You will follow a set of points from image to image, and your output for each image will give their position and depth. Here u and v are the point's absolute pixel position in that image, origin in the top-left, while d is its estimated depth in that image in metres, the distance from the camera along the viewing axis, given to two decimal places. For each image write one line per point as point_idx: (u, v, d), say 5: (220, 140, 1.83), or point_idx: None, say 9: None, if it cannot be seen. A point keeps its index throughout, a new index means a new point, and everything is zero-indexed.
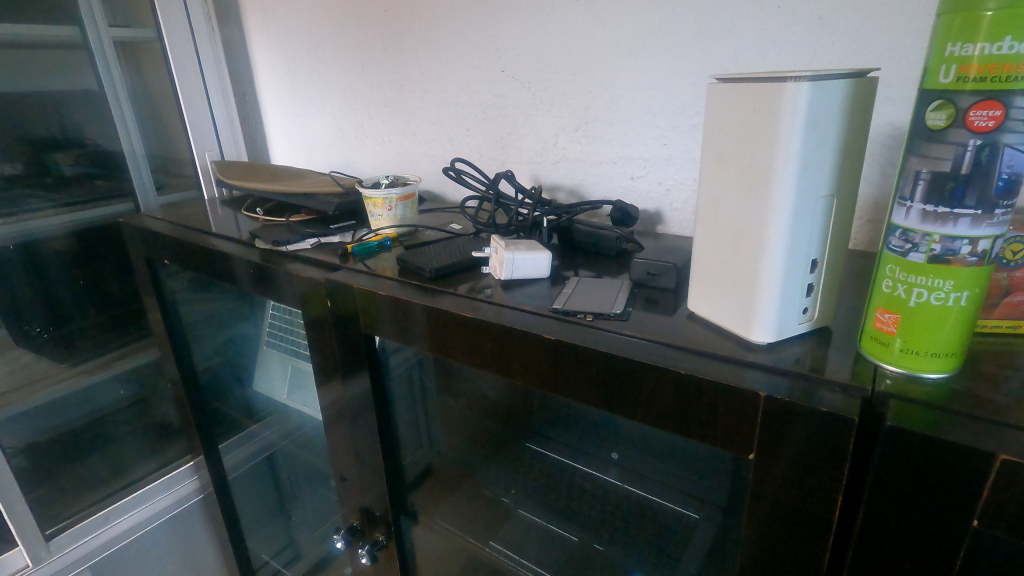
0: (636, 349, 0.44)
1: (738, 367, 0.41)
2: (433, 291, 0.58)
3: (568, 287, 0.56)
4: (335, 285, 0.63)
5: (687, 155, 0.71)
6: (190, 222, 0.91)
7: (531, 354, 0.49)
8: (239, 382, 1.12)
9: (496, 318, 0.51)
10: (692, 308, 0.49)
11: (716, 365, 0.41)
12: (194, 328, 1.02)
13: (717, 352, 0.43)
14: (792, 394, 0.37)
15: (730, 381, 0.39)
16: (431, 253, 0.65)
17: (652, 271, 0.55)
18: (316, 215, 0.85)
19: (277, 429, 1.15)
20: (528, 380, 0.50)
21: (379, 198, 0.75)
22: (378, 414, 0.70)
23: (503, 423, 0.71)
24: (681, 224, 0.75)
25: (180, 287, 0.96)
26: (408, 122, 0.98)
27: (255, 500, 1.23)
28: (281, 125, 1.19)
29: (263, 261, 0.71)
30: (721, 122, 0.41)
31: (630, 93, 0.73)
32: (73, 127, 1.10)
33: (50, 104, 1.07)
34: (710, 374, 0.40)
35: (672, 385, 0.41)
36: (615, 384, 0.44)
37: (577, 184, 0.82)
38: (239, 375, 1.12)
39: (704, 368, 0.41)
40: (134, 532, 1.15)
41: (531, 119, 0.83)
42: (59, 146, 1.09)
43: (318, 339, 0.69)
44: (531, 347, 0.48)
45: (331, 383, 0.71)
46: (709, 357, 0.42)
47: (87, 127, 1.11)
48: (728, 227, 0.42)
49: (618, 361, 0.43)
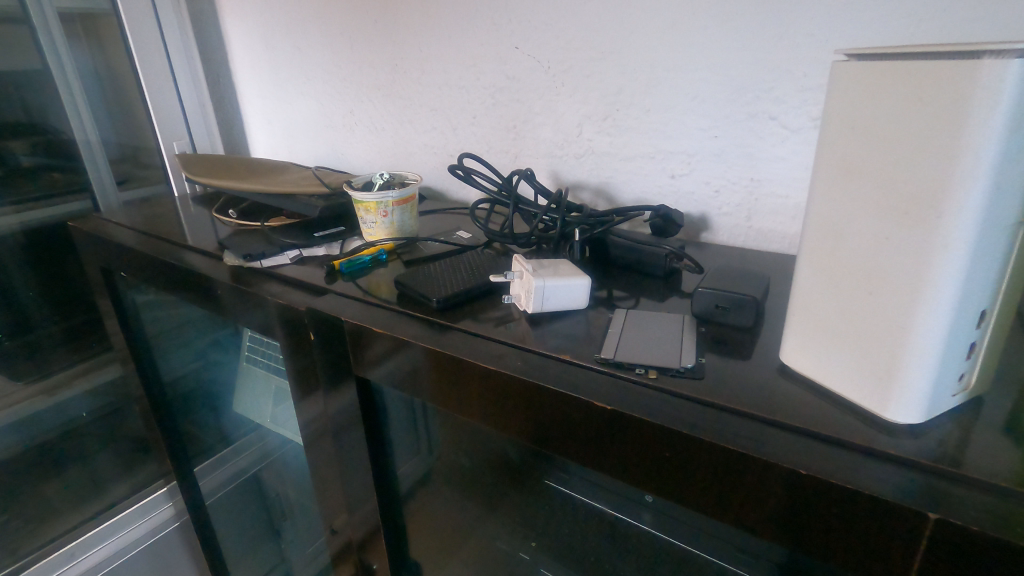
0: (713, 423, 0.33)
1: (864, 459, 0.30)
2: (441, 329, 0.46)
3: (614, 323, 0.44)
4: (319, 314, 0.51)
5: (742, 149, 0.59)
6: (151, 227, 0.79)
7: (566, 417, 0.37)
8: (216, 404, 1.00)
9: (524, 369, 0.39)
10: (786, 361, 0.37)
11: (832, 453, 0.30)
12: (162, 346, 0.89)
13: (834, 432, 0.31)
14: (955, 509, 0.27)
15: (854, 483, 0.28)
16: (437, 276, 0.53)
17: (722, 304, 0.43)
18: (297, 219, 0.72)
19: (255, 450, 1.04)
20: (557, 449, 0.39)
21: (371, 202, 0.62)
22: (371, 460, 0.59)
23: (507, 480, 0.54)
24: (732, 232, 0.63)
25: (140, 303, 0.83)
26: (405, 108, 0.85)
27: (239, 528, 1.12)
28: (259, 110, 1.05)
29: (233, 279, 0.59)
30: (855, 117, 0.30)
31: (673, 73, 0.60)
32: (37, 109, 0.95)
33: (11, 84, 0.91)
34: (825, 470, 0.29)
35: (769, 479, 0.31)
36: (683, 467, 0.33)
37: (604, 182, 0.70)
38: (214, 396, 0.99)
39: (815, 460, 0.30)
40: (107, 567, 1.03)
41: (550, 106, 0.70)
42: (18, 131, 0.93)
43: (300, 376, 0.57)
44: (566, 409, 0.37)
45: (317, 426, 0.59)
46: (822, 440, 0.31)
47: (47, 111, 0.96)
48: (859, 264, 0.31)
49: (692, 440, 0.32)
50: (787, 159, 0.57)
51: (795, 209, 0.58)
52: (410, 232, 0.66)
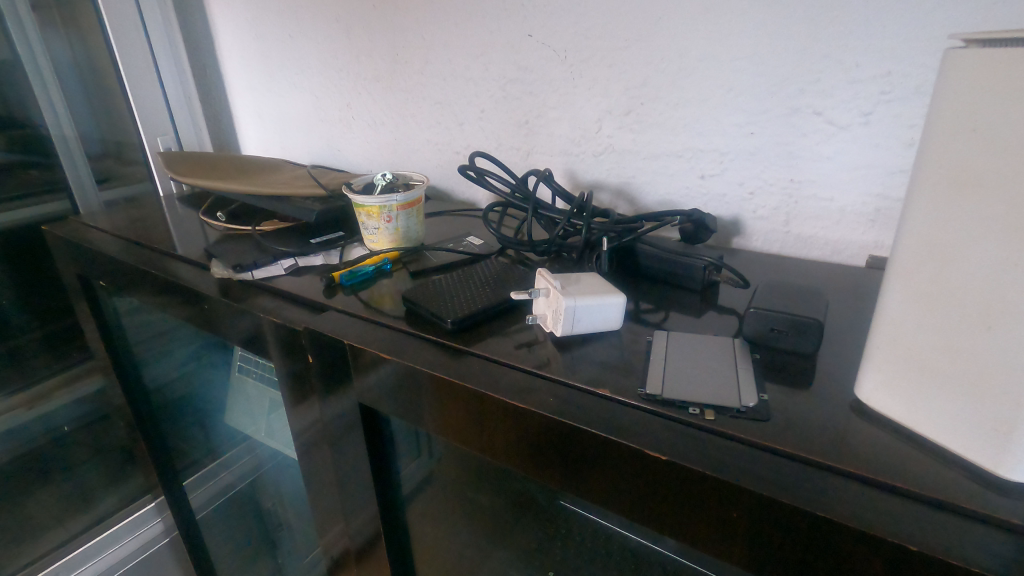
0: (786, 480, 0.28)
1: (974, 528, 0.25)
2: (458, 355, 0.41)
3: (656, 349, 0.39)
4: (317, 335, 0.46)
5: (782, 147, 0.54)
6: (133, 232, 0.73)
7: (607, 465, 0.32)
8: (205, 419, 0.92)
9: (560, 407, 0.34)
10: (864, 397, 0.32)
11: (934, 521, 0.26)
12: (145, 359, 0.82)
13: (932, 492, 0.27)
14: None
15: (975, 563, 0.23)
16: (449, 292, 0.47)
17: (778, 327, 0.38)
18: (292, 223, 0.67)
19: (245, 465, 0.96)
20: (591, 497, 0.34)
21: (373, 207, 0.56)
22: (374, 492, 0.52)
23: (521, 518, 0.46)
24: (767, 237, 0.58)
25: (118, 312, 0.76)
26: (406, 101, 0.79)
27: (232, 546, 1.05)
28: (249, 103, 0.99)
29: (221, 294, 0.53)
30: (978, 114, 0.24)
31: (706, 63, 0.54)
32: (15, 102, 0.88)
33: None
34: (932, 544, 0.25)
35: (860, 550, 0.26)
36: (748, 527, 0.29)
37: (625, 182, 0.64)
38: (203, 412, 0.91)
39: (915, 530, 0.25)
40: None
41: (567, 99, 0.65)
42: None
43: (298, 400, 0.52)
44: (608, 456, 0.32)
45: (316, 458, 0.53)
46: (921, 503, 0.27)
47: (21, 104, 0.89)
48: (974, 293, 0.25)
49: (761, 499, 0.28)
50: (832, 159, 0.52)
51: (839, 213, 0.53)
52: (416, 238, 0.60)
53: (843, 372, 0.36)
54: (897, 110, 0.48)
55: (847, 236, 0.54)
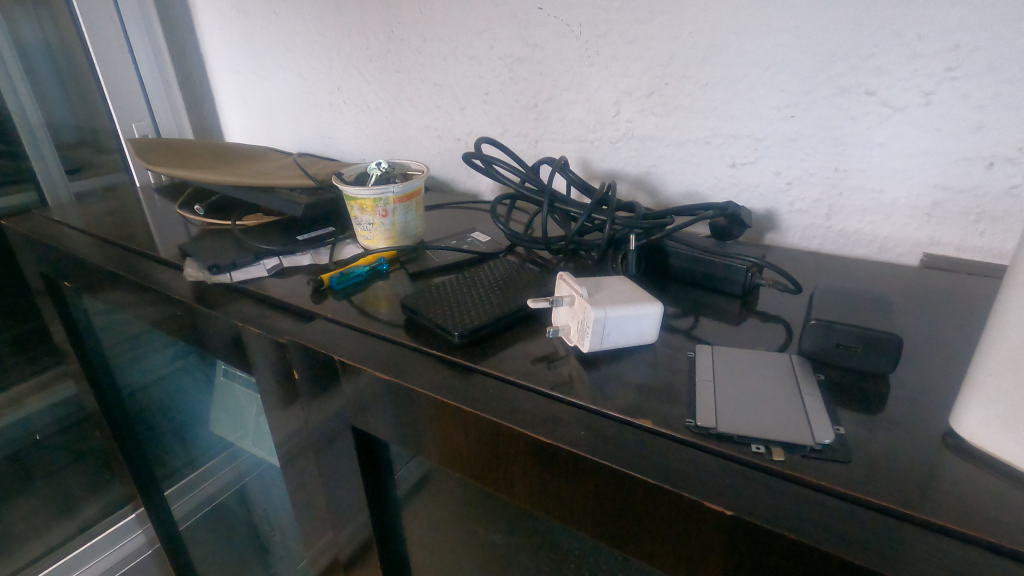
0: (879, 542, 0.23)
1: None
2: (467, 374, 0.35)
3: (701, 368, 0.33)
4: (301, 348, 0.40)
5: (827, 132, 0.48)
6: (104, 228, 0.66)
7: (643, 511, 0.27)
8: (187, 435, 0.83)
9: (592, 443, 0.28)
10: (964, 431, 0.26)
11: None
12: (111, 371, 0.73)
13: None
14: None
15: None
16: (454, 298, 0.42)
17: (846, 343, 0.32)
18: (277, 217, 0.60)
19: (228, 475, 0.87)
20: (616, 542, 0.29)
21: (367, 199, 0.50)
22: (363, 524, 0.45)
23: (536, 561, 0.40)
24: (805, 232, 0.52)
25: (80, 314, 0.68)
26: (403, 83, 0.72)
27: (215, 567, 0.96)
28: (232, 86, 0.91)
29: (196, 298, 0.47)
30: None
31: (741, 37, 0.48)
32: None
33: None
34: None
35: None
36: None
37: (646, 172, 0.58)
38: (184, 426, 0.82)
39: None
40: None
41: (582, 80, 0.58)
42: None
43: (283, 419, 0.46)
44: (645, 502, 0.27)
45: (304, 484, 0.48)
46: None
47: None
48: None
49: (849, 567, 0.22)
50: (885, 145, 0.46)
51: (890, 206, 0.48)
52: (416, 234, 0.54)
53: (926, 398, 0.30)
54: (963, 89, 0.42)
55: (897, 231, 0.48)
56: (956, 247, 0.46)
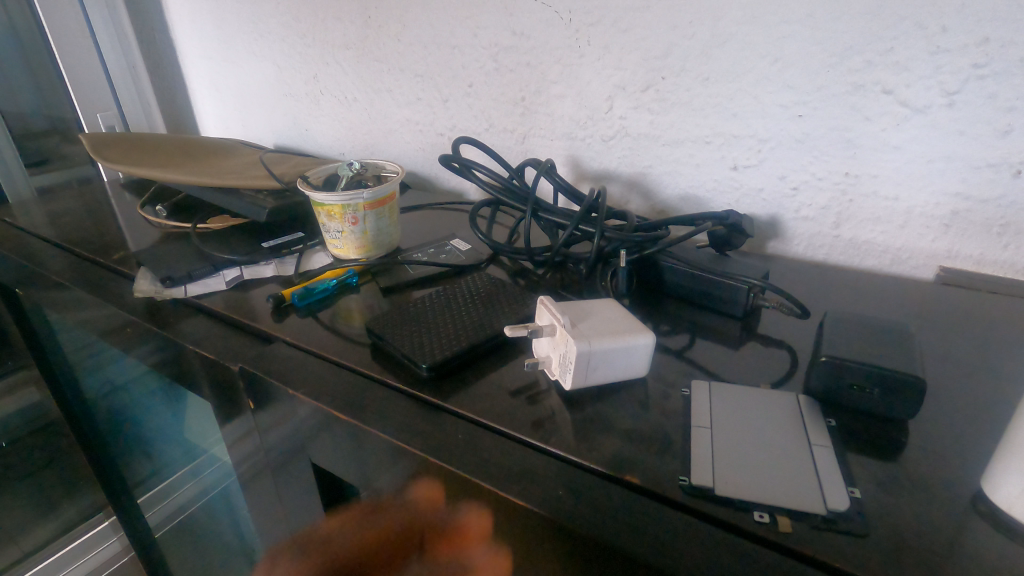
0: None
1: None
2: (436, 413, 0.31)
3: (698, 411, 0.29)
4: (256, 378, 0.36)
5: (838, 133, 0.44)
6: (60, 231, 0.62)
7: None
8: (149, 446, 0.77)
9: (570, 507, 0.25)
10: (1001, 499, 0.23)
11: None
12: (70, 379, 0.69)
13: None
14: None
15: None
16: (428, 319, 0.38)
17: (861, 384, 0.29)
18: (242, 220, 0.56)
19: (192, 485, 0.83)
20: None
21: (335, 206, 0.46)
22: None
23: None
24: (811, 240, 0.49)
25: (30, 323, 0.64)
26: (382, 73, 0.67)
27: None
28: (205, 74, 0.86)
29: (145, 316, 0.43)
30: None
31: (746, 27, 0.44)
32: None
33: None
34: None
35: None
36: None
37: (640, 174, 0.54)
38: (144, 438, 0.76)
39: None
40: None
41: (572, 73, 0.54)
42: None
43: (241, 446, 0.42)
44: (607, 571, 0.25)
45: (269, 513, 0.44)
46: None
47: None
48: None
49: None
50: (903, 149, 0.42)
51: (904, 215, 0.44)
52: (390, 242, 0.50)
53: (951, 452, 0.27)
54: (992, 89, 0.37)
55: (911, 243, 0.44)
56: (976, 261, 0.43)
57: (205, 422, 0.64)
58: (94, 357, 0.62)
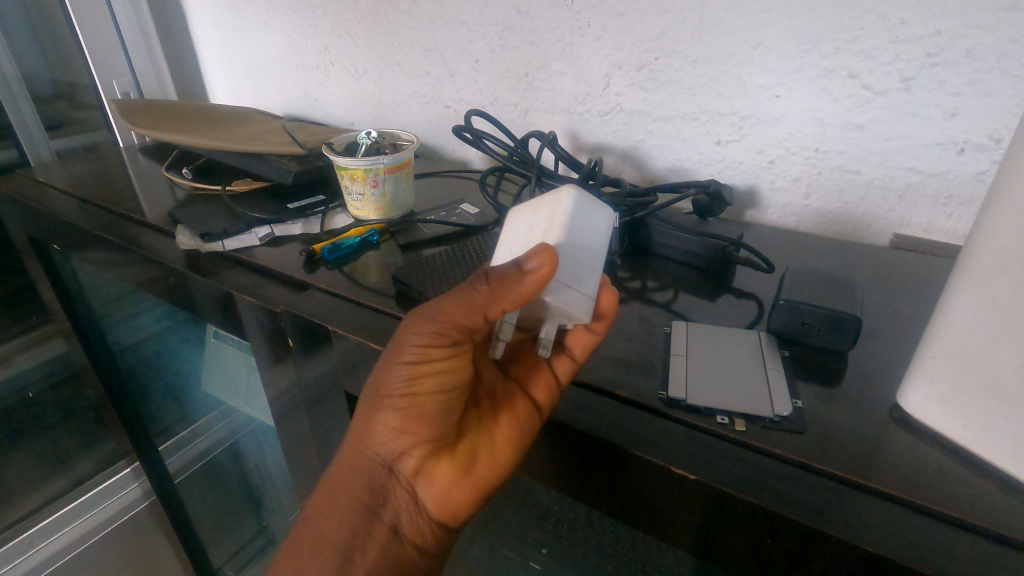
0: (819, 503, 0.26)
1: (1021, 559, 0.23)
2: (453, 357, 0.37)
3: (676, 344, 0.35)
4: (296, 319, 0.41)
5: (810, 113, 0.49)
6: (88, 190, 0.65)
7: (515, 440, 0.33)
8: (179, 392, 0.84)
9: (576, 416, 0.31)
10: (908, 405, 0.29)
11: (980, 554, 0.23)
12: (97, 331, 0.73)
13: (972, 516, 0.24)
14: None
15: None
16: (445, 271, 0.43)
17: (810, 322, 0.34)
18: (265, 183, 0.61)
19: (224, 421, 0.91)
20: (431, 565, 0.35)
21: (357, 170, 0.50)
22: None
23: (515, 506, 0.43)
24: (783, 209, 0.54)
25: (62, 276, 0.67)
26: (391, 47, 0.71)
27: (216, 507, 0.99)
28: (215, 43, 0.89)
29: (189, 265, 0.48)
30: None
31: (732, 14, 0.48)
32: None
33: None
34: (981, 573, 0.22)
35: None
36: (774, 550, 0.26)
37: (633, 147, 0.59)
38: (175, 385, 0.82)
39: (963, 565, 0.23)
40: (68, 565, 0.90)
41: (572, 51, 0.58)
42: None
43: (276, 382, 0.48)
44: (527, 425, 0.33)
45: (299, 442, 0.50)
46: (958, 528, 0.25)
47: None
48: None
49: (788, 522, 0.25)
50: (865, 128, 0.47)
51: (865, 187, 0.49)
52: (405, 205, 0.55)
53: (878, 377, 0.33)
54: (943, 76, 0.43)
55: (870, 211, 0.50)
56: (924, 229, 0.49)
57: (238, 363, 0.69)
58: (134, 305, 0.67)
